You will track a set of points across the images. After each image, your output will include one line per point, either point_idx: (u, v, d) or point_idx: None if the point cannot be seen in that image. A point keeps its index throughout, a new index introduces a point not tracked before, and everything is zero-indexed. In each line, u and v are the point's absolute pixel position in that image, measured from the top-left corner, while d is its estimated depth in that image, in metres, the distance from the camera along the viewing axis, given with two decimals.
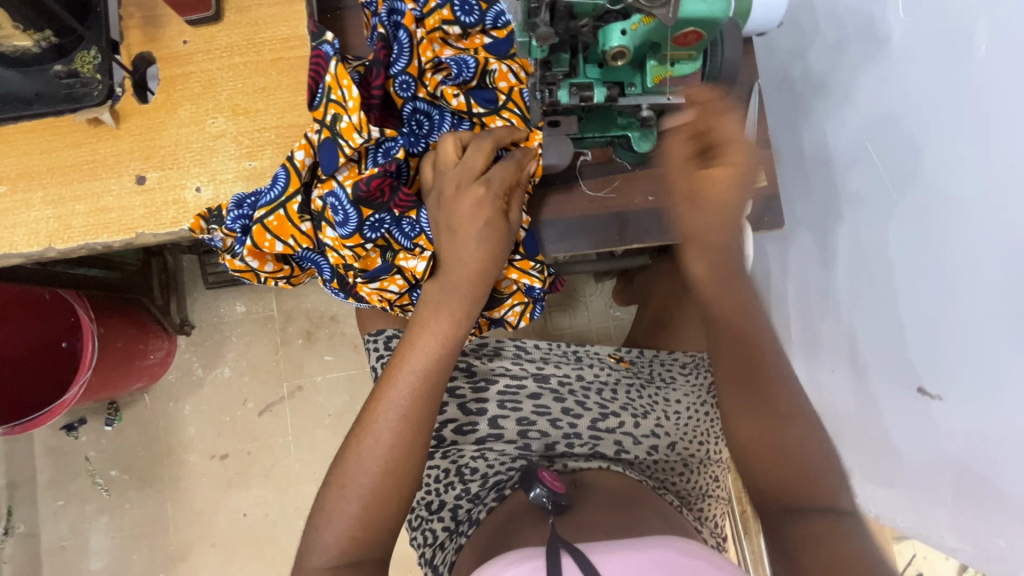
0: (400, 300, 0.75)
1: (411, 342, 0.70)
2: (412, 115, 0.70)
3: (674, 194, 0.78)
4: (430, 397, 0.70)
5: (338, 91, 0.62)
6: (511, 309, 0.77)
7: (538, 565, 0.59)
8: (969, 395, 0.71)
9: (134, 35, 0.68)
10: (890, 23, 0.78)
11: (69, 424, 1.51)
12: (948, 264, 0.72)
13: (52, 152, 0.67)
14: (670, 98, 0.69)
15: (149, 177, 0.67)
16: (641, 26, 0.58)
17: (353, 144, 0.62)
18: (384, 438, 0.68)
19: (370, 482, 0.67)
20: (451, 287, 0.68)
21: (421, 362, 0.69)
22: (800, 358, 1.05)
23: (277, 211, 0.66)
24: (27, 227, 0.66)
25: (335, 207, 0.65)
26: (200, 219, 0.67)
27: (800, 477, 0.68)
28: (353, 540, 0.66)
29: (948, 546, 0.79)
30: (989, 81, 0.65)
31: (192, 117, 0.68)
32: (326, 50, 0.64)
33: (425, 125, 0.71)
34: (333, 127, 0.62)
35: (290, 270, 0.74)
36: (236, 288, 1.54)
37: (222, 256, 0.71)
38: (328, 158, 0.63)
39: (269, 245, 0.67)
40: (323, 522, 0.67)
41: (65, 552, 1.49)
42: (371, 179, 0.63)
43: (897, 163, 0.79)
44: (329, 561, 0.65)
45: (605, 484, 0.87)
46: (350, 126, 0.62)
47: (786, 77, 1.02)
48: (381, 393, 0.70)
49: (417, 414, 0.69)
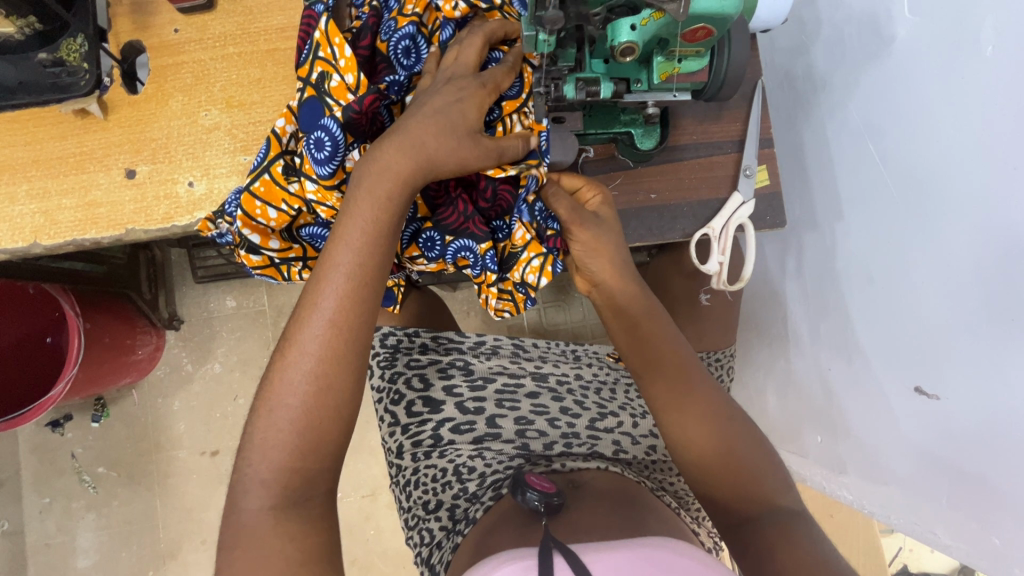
0: (409, 250, 0.71)
1: (336, 236, 0.59)
2: (397, 45, 0.63)
3: (675, 192, 0.77)
4: (364, 301, 0.59)
5: (326, 49, 0.59)
6: (528, 265, 0.70)
7: (531, 564, 0.58)
8: (967, 396, 0.72)
9: (123, 22, 0.65)
10: (894, 22, 0.78)
11: (55, 420, 1.48)
12: (931, 271, 0.76)
13: (37, 144, 0.63)
14: (676, 96, 0.65)
15: (139, 170, 0.64)
16: (651, 21, 0.55)
17: (343, 103, 0.59)
18: (313, 345, 0.58)
19: (302, 404, 0.57)
20: (383, 173, 0.59)
21: (349, 259, 0.59)
22: (795, 354, 1.05)
23: (262, 176, 0.62)
24: (12, 222, 0.63)
25: (320, 140, 0.59)
26: (209, 221, 0.64)
27: (741, 488, 0.69)
28: (297, 480, 0.57)
29: (943, 543, 0.80)
30: (987, 89, 0.67)
31: (184, 110, 0.65)
32: (318, 9, 0.62)
33: (412, 55, 0.65)
34: (320, 86, 0.60)
35: (302, 250, 0.67)
36: (226, 283, 1.52)
37: (236, 254, 0.66)
38: (309, 116, 0.60)
39: (262, 213, 0.63)
40: (254, 454, 0.56)
41: (52, 550, 1.47)
42: (362, 97, 0.59)
43: (899, 160, 0.79)
44: (268, 504, 0.56)
45: (600, 484, 0.83)
46: (341, 85, 0.59)
47: (787, 75, 1.00)
48: (306, 297, 0.59)
49: (356, 323, 0.59)
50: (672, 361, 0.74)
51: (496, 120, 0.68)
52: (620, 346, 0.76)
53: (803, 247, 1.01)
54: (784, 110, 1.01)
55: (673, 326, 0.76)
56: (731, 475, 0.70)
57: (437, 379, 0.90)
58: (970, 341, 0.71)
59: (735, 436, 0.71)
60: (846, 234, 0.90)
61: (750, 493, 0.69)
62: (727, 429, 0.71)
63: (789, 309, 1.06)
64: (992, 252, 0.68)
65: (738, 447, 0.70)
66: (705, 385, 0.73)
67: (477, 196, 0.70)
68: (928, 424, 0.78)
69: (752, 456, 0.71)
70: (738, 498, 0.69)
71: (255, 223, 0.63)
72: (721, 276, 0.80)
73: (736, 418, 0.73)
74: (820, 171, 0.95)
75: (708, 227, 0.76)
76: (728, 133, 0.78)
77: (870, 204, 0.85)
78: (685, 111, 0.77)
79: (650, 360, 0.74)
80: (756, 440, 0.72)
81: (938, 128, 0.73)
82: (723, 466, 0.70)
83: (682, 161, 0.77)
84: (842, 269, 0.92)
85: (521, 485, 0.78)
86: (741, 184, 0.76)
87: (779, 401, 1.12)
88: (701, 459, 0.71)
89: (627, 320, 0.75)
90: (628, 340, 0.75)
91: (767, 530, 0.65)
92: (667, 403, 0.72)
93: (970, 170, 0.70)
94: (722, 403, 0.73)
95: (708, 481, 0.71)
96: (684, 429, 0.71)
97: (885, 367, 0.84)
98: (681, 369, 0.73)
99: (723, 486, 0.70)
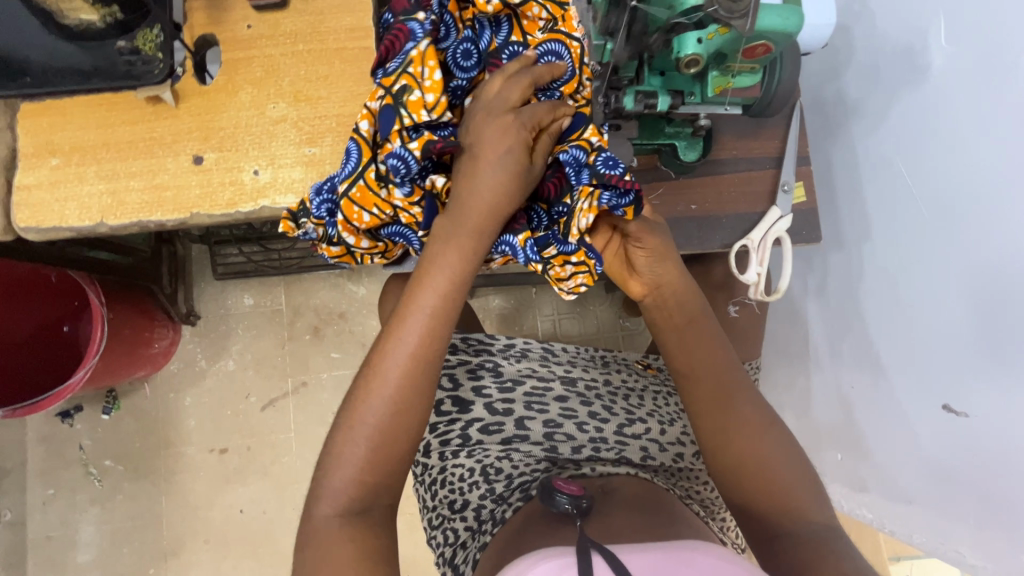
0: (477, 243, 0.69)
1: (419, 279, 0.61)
2: (455, 53, 0.62)
3: (714, 205, 0.79)
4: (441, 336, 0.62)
5: (417, 67, 0.59)
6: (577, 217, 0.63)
7: (569, 563, 0.58)
8: (995, 413, 0.74)
9: (198, 17, 0.67)
10: (929, 51, 0.81)
11: (65, 411, 1.48)
12: (956, 290, 0.78)
13: (109, 128, 0.65)
14: (727, 109, 0.69)
15: (206, 157, 0.65)
16: (717, 36, 0.58)
17: (418, 118, 0.60)
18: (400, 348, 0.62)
19: None
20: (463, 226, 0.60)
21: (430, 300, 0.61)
22: (818, 373, 1.06)
23: (357, 182, 0.63)
24: (79, 201, 0.64)
25: (396, 168, 0.60)
26: (290, 220, 0.65)
27: (774, 496, 0.71)
28: None
29: (968, 562, 0.80)
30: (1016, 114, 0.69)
31: (252, 101, 0.66)
32: (411, 27, 0.60)
33: (472, 56, 0.63)
34: (399, 97, 0.59)
35: (383, 246, 0.70)
36: (245, 281, 1.53)
37: (318, 246, 0.69)
38: (387, 126, 0.60)
39: (358, 218, 0.63)
40: None
41: (52, 543, 1.46)
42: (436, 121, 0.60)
43: (932, 182, 0.81)
44: None
45: (630, 490, 0.84)
46: (420, 101, 0.59)
47: (817, 99, 1.04)
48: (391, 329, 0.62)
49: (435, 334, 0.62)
50: (713, 372, 0.76)
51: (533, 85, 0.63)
52: (667, 347, 0.78)
53: (828, 266, 1.03)
54: (813, 132, 1.04)
55: (720, 333, 0.78)
56: (764, 484, 0.72)
57: (467, 379, 0.91)
58: (996, 360, 0.73)
59: (771, 444, 0.73)
60: (876, 251, 0.92)
61: (783, 502, 0.71)
62: (756, 439, 0.73)
63: (811, 327, 1.08)
64: (1014, 272, 0.70)
65: (770, 457, 0.72)
66: (748, 396, 0.75)
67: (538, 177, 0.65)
68: (955, 442, 0.79)
69: (782, 467, 0.72)
70: (770, 508, 0.71)
71: (352, 226, 0.64)
72: (759, 287, 0.81)
73: (771, 428, 0.74)
74: (848, 193, 0.97)
75: (746, 239, 0.78)
76: (767, 149, 0.80)
77: (900, 224, 0.87)
78: (726, 126, 0.79)
79: (694, 365, 0.76)
80: (792, 451, 0.74)
81: (965, 154, 0.76)
82: (753, 476, 0.72)
83: (722, 174, 0.79)
84: (867, 289, 0.94)
85: (551, 491, 0.78)
86: (780, 199, 0.78)
87: (796, 419, 1.14)
88: (736, 463, 0.73)
89: (681, 321, 0.77)
90: (676, 344, 0.77)
91: (794, 541, 0.68)
92: (705, 407, 0.75)
93: (991, 196, 0.73)
94: (761, 412, 0.75)
95: (741, 487, 0.73)
96: (723, 433, 0.74)
97: (908, 386, 0.86)
98: (727, 377, 0.76)
99: (755, 492, 0.72)
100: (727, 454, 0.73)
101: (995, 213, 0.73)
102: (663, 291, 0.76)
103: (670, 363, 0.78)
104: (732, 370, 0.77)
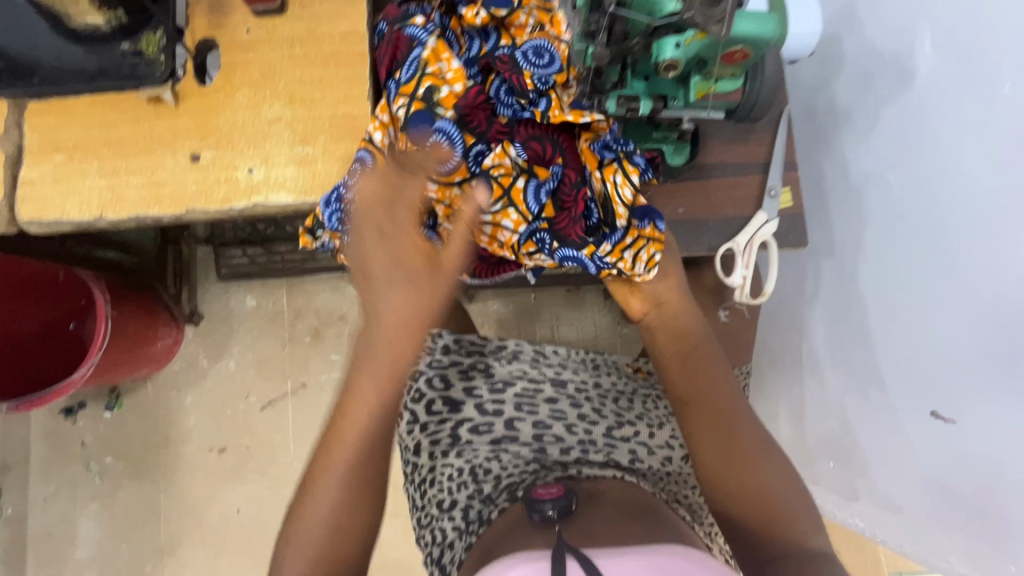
0: (524, 246, 0.70)
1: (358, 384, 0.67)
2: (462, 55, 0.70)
3: (701, 209, 0.80)
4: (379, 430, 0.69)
5: (434, 65, 0.67)
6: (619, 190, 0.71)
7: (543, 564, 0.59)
8: (984, 422, 0.74)
9: (199, 21, 0.70)
10: (916, 60, 0.82)
11: (68, 408, 1.50)
12: (947, 309, 0.78)
13: (111, 126, 0.68)
14: (709, 113, 0.70)
15: (204, 156, 0.68)
16: (695, 41, 0.59)
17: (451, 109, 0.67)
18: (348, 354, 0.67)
19: None
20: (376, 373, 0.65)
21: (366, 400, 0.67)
22: (810, 380, 1.06)
23: None
24: (80, 196, 0.66)
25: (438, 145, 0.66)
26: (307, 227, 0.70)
27: (770, 521, 0.72)
28: None
29: (956, 571, 0.80)
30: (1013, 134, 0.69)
31: (249, 102, 0.69)
32: (409, 32, 0.69)
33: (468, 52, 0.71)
34: (428, 98, 0.67)
35: None
36: (247, 282, 1.55)
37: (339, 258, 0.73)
38: (420, 125, 0.66)
39: None
40: None
41: (51, 539, 1.47)
42: (471, 93, 0.68)
43: (920, 190, 0.82)
44: None
45: (616, 493, 0.84)
46: (450, 94, 0.67)
47: (810, 107, 1.05)
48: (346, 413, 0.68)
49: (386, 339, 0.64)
50: (714, 402, 0.76)
51: (523, 68, 0.68)
52: (671, 375, 0.79)
53: (820, 273, 1.03)
54: (806, 140, 1.05)
55: (723, 361, 0.79)
56: (762, 510, 0.72)
57: (458, 380, 0.93)
58: (993, 383, 0.72)
59: (769, 472, 0.73)
60: (866, 257, 0.92)
61: (778, 527, 0.71)
62: (752, 465, 0.73)
63: (805, 334, 1.08)
64: (1012, 296, 0.70)
65: (766, 484, 0.73)
66: (748, 424, 0.76)
67: (540, 157, 0.69)
68: (942, 450, 0.79)
69: (775, 489, 0.73)
70: (766, 532, 0.72)
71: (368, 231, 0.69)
72: (744, 290, 0.82)
73: (770, 454, 0.75)
74: (839, 200, 0.98)
75: (732, 242, 0.79)
76: (754, 155, 0.81)
77: (890, 231, 0.87)
78: (713, 132, 0.81)
79: (697, 394, 0.77)
80: (790, 478, 0.74)
81: (966, 172, 0.75)
82: (753, 501, 0.72)
83: (709, 179, 0.80)
84: (858, 295, 0.94)
85: (533, 502, 0.79)
86: (766, 204, 0.79)
87: (791, 428, 1.13)
88: (735, 492, 0.73)
89: (684, 348, 0.78)
90: (680, 372, 0.78)
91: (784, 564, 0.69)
92: (705, 435, 0.75)
93: (983, 215, 0.73)
94: (762, 439, 0.75)
95: (739, 513, 0.73)
96: (722, 462, 0.73)
97: (896, 393, 0.86)
98: (728, 405, 0.76)
99: (750, 519, 0.72)
100: (723, 485, 0.73)
101: (980, 232, 0.74)
102: (665, 318, 0.79)
103: (671, 388, 0.78)
104: (735, 398, 0.77)
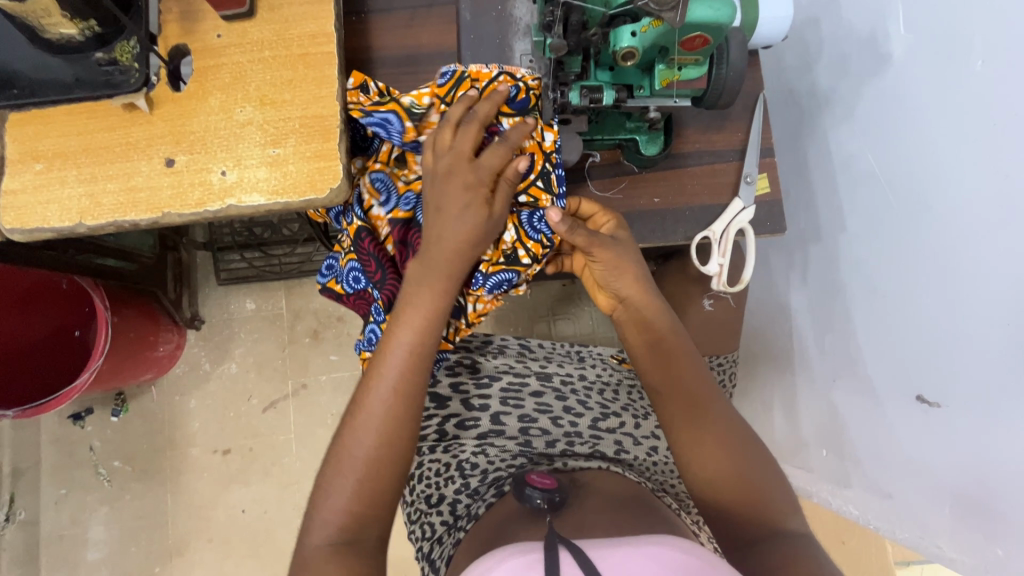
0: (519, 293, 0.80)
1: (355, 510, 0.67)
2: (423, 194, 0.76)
3: (678, 197, 0.80)
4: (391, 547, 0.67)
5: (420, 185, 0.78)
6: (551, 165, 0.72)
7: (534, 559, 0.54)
8: (975, 405, 0.72)
9: (172, 28, 0.71)
10: (892, 40, 0.81)
11: (77, 413, 1.53)
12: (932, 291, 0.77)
13: (88, 134, 0.69)
14: (676, 101, 0.72)
15: (178, 160, 0.69)
16: (651, 29, 0.61)
17: None
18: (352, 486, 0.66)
19: None
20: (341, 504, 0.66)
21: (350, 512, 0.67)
22: (802, 367, 1.06)
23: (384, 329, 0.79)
24: (61, 203, 0.68)
25: None
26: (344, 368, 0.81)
27: (744, 503, 0.71)
28: None
29: (947, 556, 0.80)
30: (994, 110, 0.67)
31: (221, 106, 0.70)
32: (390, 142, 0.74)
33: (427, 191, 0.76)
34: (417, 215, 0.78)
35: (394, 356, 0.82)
36: (246, 286, 1.57)
37: None
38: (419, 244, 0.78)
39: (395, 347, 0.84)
40: None
41: (63, 541, 1.51)
42: None
43: (902, 172, 0.81)
44: None
45: (601, 484, 0.85)
46: None
47: (792, 93, 1.04)
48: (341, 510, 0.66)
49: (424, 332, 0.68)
50: (691, 387, 0.75)
51: None
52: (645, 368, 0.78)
53: (808, 259, 1.02)
54: (790, 126, 1.04)
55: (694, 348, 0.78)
56: (743, 496, 0.71)
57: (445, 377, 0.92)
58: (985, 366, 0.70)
59: (750, 457, 0.73)
60: (851, 241, 0.91)
61: (753, 510, 0.71)
62: (730, 450, 0.73)
63: (795, 322, 1.07)
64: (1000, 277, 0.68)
65: (748, 467, 0.72)
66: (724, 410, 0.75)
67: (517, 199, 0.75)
68: (928, 434, 0.79)
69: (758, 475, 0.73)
70: (745, 518, 0.71)
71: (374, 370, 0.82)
72: (721, 277, 0.82)
73: (748, 441, 0.74)
74: (823, 185, 0.97)
75: (708, 231, 0.79)
76: (730, 141, 0.81)
77: (874, 213, 0.86)
78: (688, 120, 0.81)
79: (671, 382, 0.76)
80: (769, 467, 0.74)
81: (943, 159, 0.74)
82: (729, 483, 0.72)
83: (684, 167, 0.80)
84: (844, 280, 0.93)
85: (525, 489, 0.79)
86: (742, 190, 0.79)
87: (785, 417, 1.12)
88: (713, 479, 0.72)
89: (654, 339, 0.77)
90: (652, 362, 0.77)
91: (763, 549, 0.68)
92: (681, 423, 0.74)
93: (964, 196, 0.72)
94: (735, 424, 0.75)
95: (719, 498, 0.72)
96: (696, 450, 0.73)
97: (880, 379, 0.86)
98: (705, 392, 0.76)
99: (729, 503, 0.72)
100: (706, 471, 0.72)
101: (961, 215, 0.72)
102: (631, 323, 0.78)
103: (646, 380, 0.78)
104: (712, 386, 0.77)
